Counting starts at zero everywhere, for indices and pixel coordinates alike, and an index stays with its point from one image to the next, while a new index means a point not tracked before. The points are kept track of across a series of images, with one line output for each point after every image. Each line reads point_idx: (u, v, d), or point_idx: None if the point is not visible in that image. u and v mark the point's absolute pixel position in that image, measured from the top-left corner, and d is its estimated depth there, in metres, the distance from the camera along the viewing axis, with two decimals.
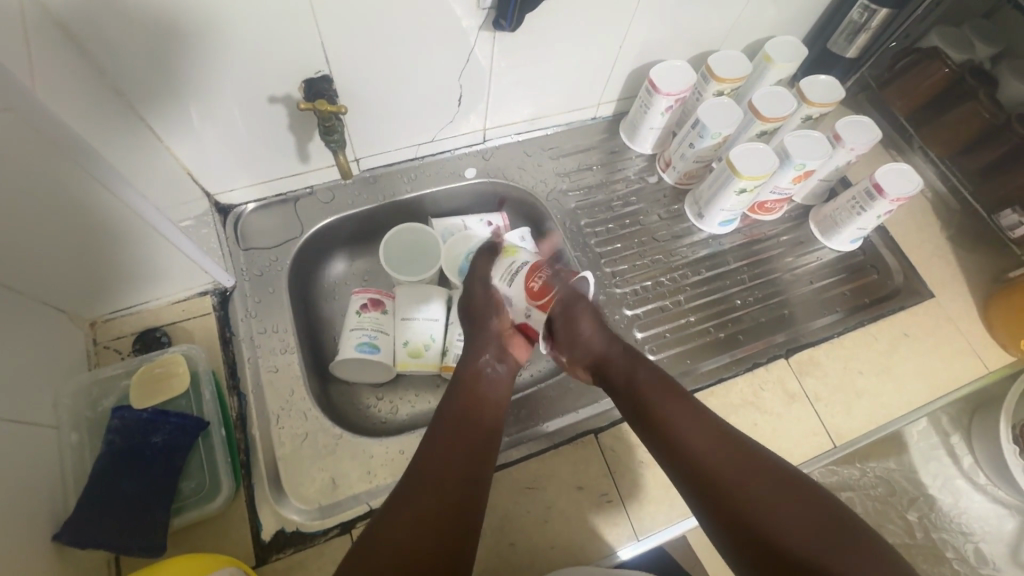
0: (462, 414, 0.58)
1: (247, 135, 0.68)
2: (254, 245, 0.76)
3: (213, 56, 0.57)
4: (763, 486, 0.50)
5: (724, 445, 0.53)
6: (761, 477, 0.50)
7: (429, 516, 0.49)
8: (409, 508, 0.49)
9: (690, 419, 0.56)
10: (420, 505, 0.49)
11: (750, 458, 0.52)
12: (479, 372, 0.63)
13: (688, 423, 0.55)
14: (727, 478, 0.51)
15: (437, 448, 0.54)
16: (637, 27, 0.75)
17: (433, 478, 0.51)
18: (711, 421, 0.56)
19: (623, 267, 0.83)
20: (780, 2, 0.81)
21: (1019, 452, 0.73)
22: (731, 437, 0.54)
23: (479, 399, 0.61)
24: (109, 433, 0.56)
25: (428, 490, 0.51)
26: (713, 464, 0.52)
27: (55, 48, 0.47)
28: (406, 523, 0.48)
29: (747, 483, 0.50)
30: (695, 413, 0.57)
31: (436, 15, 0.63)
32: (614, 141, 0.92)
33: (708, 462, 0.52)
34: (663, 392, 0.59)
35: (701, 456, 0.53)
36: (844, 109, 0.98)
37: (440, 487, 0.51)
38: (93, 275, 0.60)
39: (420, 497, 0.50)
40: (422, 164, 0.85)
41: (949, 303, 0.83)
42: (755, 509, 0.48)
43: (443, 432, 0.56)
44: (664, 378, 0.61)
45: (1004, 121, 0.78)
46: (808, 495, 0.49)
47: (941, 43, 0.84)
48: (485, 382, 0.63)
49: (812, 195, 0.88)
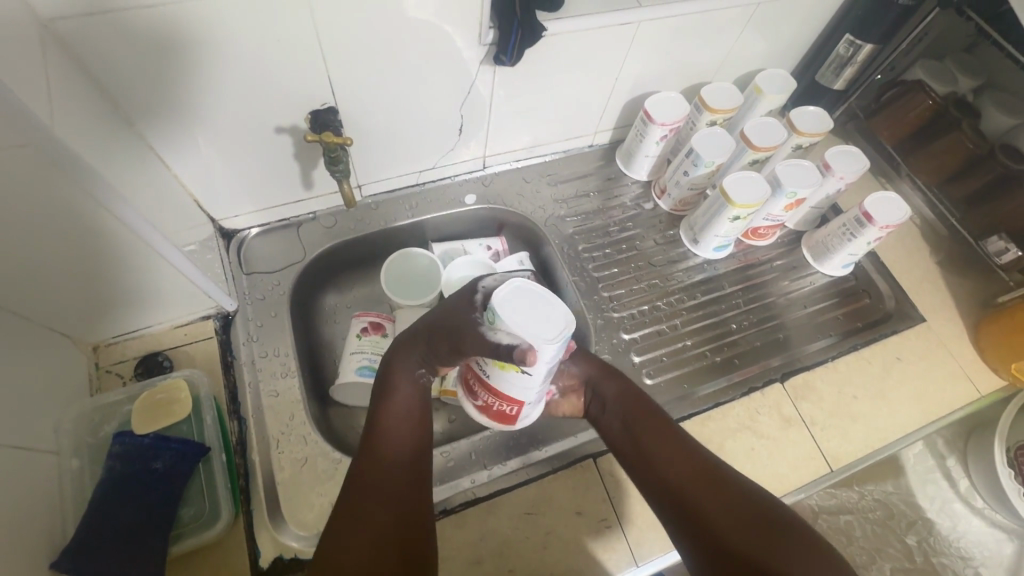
0: (397, 432, 0.55)
1: (252, 162, 0.70)
2: (257, 269, 0.77)
3: (222, 85, 0.59)
4: (720, 501, 0.52)
5: (688, 466, 0.56)
6: (719, 495, 0.52)
7: (378, 529, 0.47)
8: (362, 521, 0.47)
9: (659, 440, 0.59)
10: (371, 514, 0.48)
11: (709, 476, 0.54)
12: (402, 393, 0.59)
13: (659, 443, 0.58)
14: (689, 494, 0.53)
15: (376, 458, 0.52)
16: (632, 61, 0.78)
17: (378, 488, 0.50)
18: (678, 442, 0.58)
19: (620, 292, 0.85)
20: (769, 36, 0.84)
21: (1015, 476, 0.74)
22: (695, 456, 0.57)
23: (407, 414, 0.57)
24: (110, 458, 0.56)
25: (378, 500, 0.49)
26: (676, 479, 0.55)
27: (70, 79, 0.49)
28: (360, 534, 0.46)
29: (706, 500, 0.52)
30: (666, 435, 0.59)
31: (438, 49, 0.65)
32: (610, 168, 0.94)
33: (672, 479, 0.55)
34: (637, 415, 0.62)
35: (667, 475, 0.56)
36: (833, 138, 1.01)
37: (388, 498, 0.49)
38: (97, 300, 0.60)
39: (370, 510, 0.48)
40: (423, 190, 0.87)
41: (941, 327, 0.84)
42: (710, 521, 0.51)
43: (379, 446, 0.53)
44: (641, 401, 0.64)
45: (987, 152, 0.82)
46: (758, 512, 0.50)
47: (925, 75, 0.87)
48: (412, 399, 0.59)
49: (804, 221, 0.90)
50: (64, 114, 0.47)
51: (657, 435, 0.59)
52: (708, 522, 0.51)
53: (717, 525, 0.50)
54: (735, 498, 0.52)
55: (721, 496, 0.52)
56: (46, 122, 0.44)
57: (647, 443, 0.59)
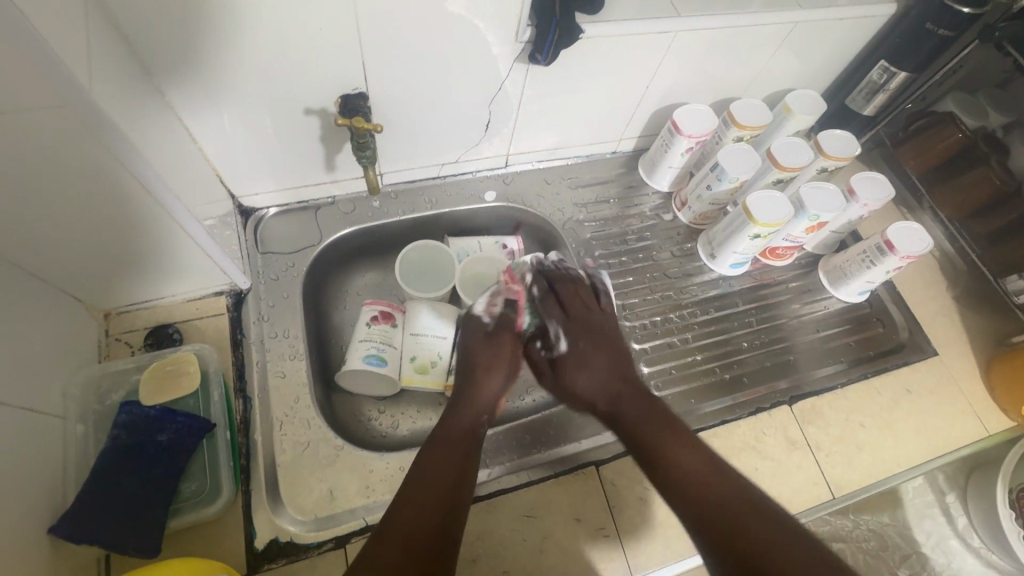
0: (471, 422, 0.62)
1: (276, 140, 0.69)
2: (272, 250, 0.77)
3: (253, 59, 0.58)
4: (778, 536, 0.48)
5: (713, 478, 0.53)
6: (740, 509, 0.50)
7: (432, 511, 0.50)
8: (420, 498, 0.51)
9: (692, 461, 0.55)
10: (435, 491, 0.52)
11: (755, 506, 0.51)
12: (485, 390, 0.67)
13: (687, 462, 0.55)
14: (738, 524, 0.50)
15: (446, 444, 0.57)
16: (665, 70, 0.78)
17: (442, 475, 0.53)
18: (718, 467, 0.55)
19: (633, 301, 0.84)
20: (802, 57, 0.84)
21: (1014, 517, 0.73)
22: (729, 476, 0.54)
23: (482, 409, 0.65)
24: (115, 427, 0.56)
25: (441, 485, 0.52)
26: (726, 510, 0.51)
27: (109, 44, 0.49)
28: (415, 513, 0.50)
29: (743, 510, 0.51)
30: (689, 446, 0.57)
31: (474, 42, 0.65)
32: (632, 176, 0.94)
33: (720, 513, 0.51)
34: (663, 434, 0.59)
35: (707, 504, 0.52)
36: (858, 164, 1.00)
37: (449, 486, 0.53)
38: (115, 267, 0.60)
39: (428, 487, 0.52)
40: (443, 183, 0.86)
41: (953, 362, 0.83)
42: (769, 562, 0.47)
43: (454, 426, 0.60)
44: (671, 420, 0.60)
45: (1014, 189, 0.83)
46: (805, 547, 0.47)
47: (956, 108, 0.86)
48: (488, 400, 0.67)
49: (823, 244, 0.90)
50: (102, 76, 0.46)
51: (686, 449, 0.57)
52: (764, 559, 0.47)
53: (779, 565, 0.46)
54: (769, 513, 0.50)
55: (776, 530, 0.49)
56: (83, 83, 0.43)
57: (667, 450, 0.57)
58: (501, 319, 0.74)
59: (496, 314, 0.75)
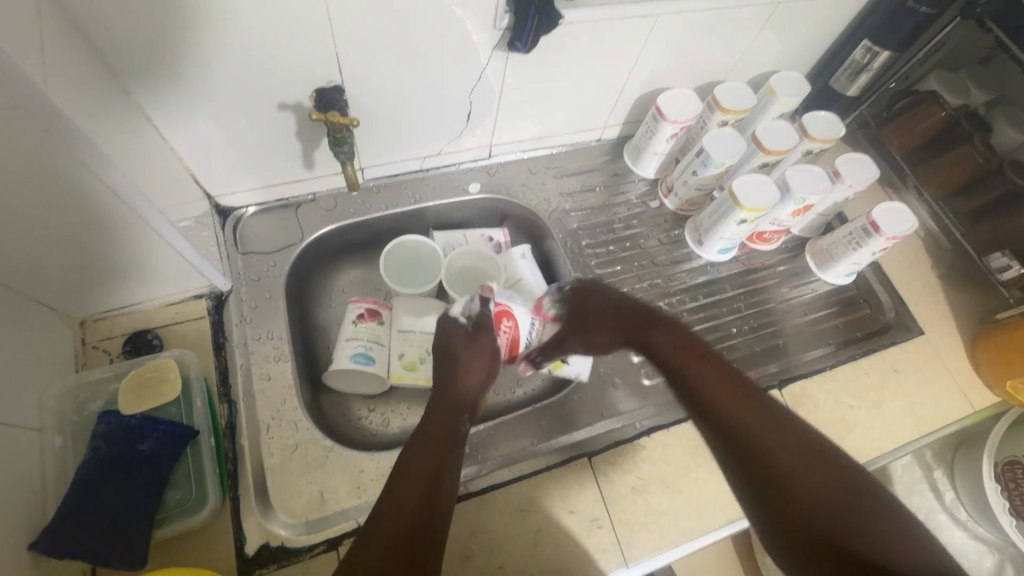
0: (450, 420, 0.59)
1: (252, 136, 0.67)
2: (253, 249, 0.75)
3: (220, 54, 0.56)
4: (802, 465, 0.48)
5: (752, 411, 0.53)
6: (779, 431, 0.51)
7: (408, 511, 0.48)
8: (393, 508, 0.48)
9: (725, 391, 0.56)
10: (402, 501, 0.48)
11: (797, 437, 0.50)
12: (466, 384, 0.64)
13: (707, 381, 0.57)
14: (759, 445, 0.50)
15: (422, 450, 0.54)
16: (648, 54, 0.76)
17: (414, 487, 0.50)
18: (767, 407, 0.53)
19: (621, 290, 0.84)
20: (785, 39, 0.83)
21: (1000, 490, 0.74)
22: (767, 410, 0.53)
23: (461, 407, 0.62)
24: (95, 438, 0.54)
25: (416, 488, 0.49)
26: (752, 437, 0.51)
27: (64, 40, 0.46)
28: (387, 527, 0.46)
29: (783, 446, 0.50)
30: (716, 372, 0.58)
31: (449, 31, 0.63)
32: (617, 164, 0.93)
33: (747, 433, 0.51)
34: (698, 363, 0.60)
35: (737, 423, 0.53)
36: (843, 145, 1.00)
37: (423, 484, 0.50)
38: (89, 275, 0.58)
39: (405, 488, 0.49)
40: (426, 176, 0.85)
41: (939, 340, 0.84)
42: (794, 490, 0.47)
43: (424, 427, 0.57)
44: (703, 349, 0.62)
45: (996, 167, 0.81)
46: (845, 476, 0.47)
47: (939, 87, 0.86)
48: (469, 393, 0.64)
49: (810, 227, 0.90)
50: (57, 74, 0.44)
51: (721, 383, 0.56)
52: (785, 478, 0.48)
53: (806, 491, 0.47)
54: (815, 452, 0.49)
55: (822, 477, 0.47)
56: (35, 80, 0.41)
57: (690, 369, 0.59)
58: (479, 317, 0.70)
59: (473, 313, 0.70)
